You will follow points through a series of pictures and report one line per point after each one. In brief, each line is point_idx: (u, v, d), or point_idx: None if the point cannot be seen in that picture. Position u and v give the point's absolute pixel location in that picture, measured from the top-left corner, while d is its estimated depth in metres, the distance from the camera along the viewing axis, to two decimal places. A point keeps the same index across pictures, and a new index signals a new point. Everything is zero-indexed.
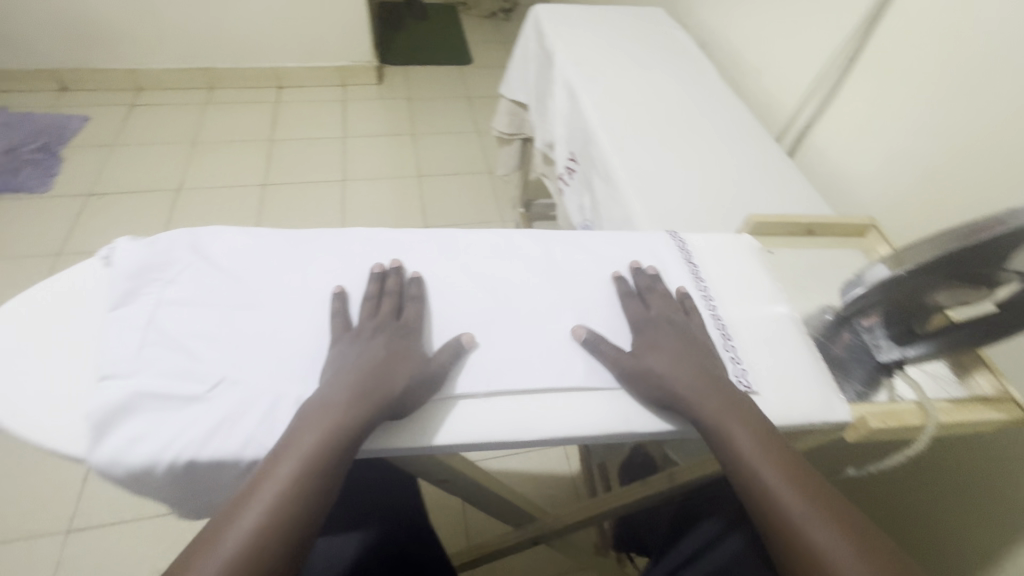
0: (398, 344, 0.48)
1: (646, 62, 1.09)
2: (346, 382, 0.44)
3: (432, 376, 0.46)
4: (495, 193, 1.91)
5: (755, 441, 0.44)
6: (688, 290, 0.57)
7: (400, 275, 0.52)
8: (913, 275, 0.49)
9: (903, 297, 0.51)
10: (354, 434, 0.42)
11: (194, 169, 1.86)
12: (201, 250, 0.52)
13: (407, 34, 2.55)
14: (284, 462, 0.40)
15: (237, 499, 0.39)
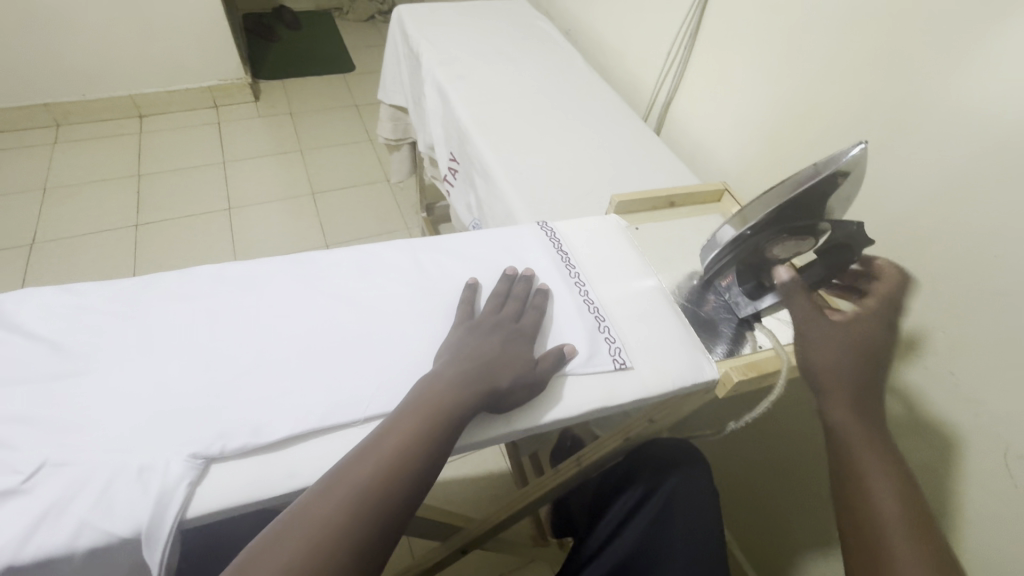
0: (512, 343, 0.49)
1: (513, 55, 1.09)
2: (455, 379, 0.44)
3: (535, 380, 0.48)
4: (396, 201, 1.86)
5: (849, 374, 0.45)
6: (559, 279, 0.58)
7: (527, 280, 0.55)
8: (754, 234, 0.52)
9: (749, 256, 0.54)
10: (469, 411, 0.43)
11: (50, 218, 1.65)
12: (6, 320, 0.45)
13: (280, 46, 2.42)
14: (383, 457, 0.38)
15: (328, 485, 0.37)
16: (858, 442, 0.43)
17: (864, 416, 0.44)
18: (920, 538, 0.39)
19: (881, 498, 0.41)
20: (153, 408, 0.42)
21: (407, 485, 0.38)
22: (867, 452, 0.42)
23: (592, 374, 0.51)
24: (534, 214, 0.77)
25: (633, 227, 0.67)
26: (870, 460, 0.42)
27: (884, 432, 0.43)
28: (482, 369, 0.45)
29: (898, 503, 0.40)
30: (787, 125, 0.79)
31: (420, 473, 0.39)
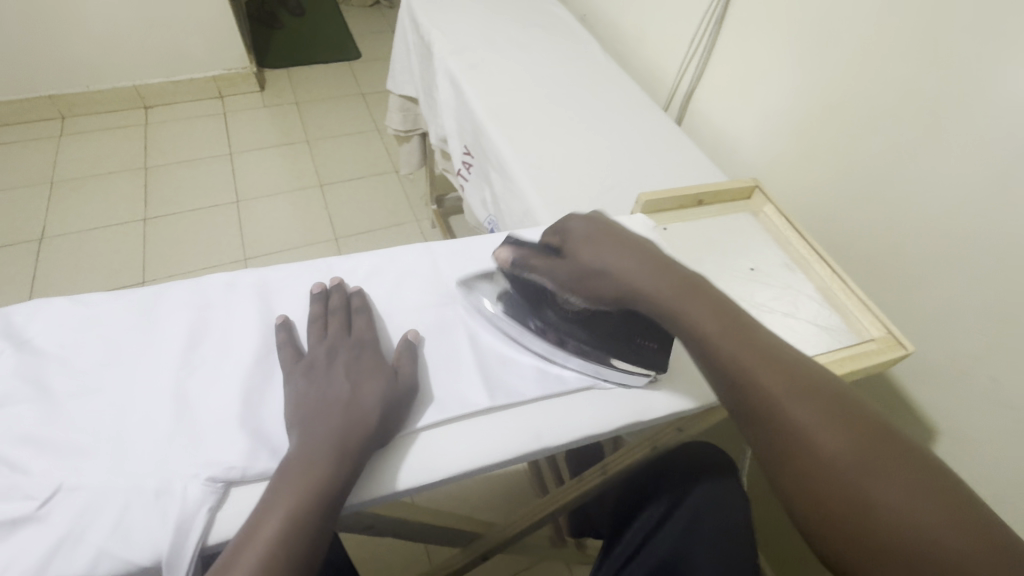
0: (358, 371, 0.45)
1: (528, 44, 1.05)
2: (322, 424, 0.41)
3: (405, 387, 0.45)
4: (405, 192, 1.83)
5: (693, 294, 0.44)
6: None
7: (341, 289, 0.50)
8: (531, 315, 0.50)
9: (559, 322, 0.50)
10: (362, 442, 0.41)
11: (57, 212, 1.64)
12: (15, 334, 0.43)
13: (285, 33, 2.37)
14: (295, 489, 0.37)
15: (247, 531, 0.36)
16: (748, 373, 0.40)
17: (735, 338, 0.41)
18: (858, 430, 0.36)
19: (805, 416, 0.37)
20: (168, 427, 0.41)
21: (321, 513, 0.37)
22: (760, 378, 0.39)
23: (622, 384, 0.49)
24: (554, 211, 0.74)
25: (660, 227, 0.65)
26: (769, 384, 0.39)
27: (759, 340, 0.41)
28: (342, 403, 0.42)
29: (821, 409, 0.37)
30: (817, 119, 0.76)
31: (331, 498, 0.38)
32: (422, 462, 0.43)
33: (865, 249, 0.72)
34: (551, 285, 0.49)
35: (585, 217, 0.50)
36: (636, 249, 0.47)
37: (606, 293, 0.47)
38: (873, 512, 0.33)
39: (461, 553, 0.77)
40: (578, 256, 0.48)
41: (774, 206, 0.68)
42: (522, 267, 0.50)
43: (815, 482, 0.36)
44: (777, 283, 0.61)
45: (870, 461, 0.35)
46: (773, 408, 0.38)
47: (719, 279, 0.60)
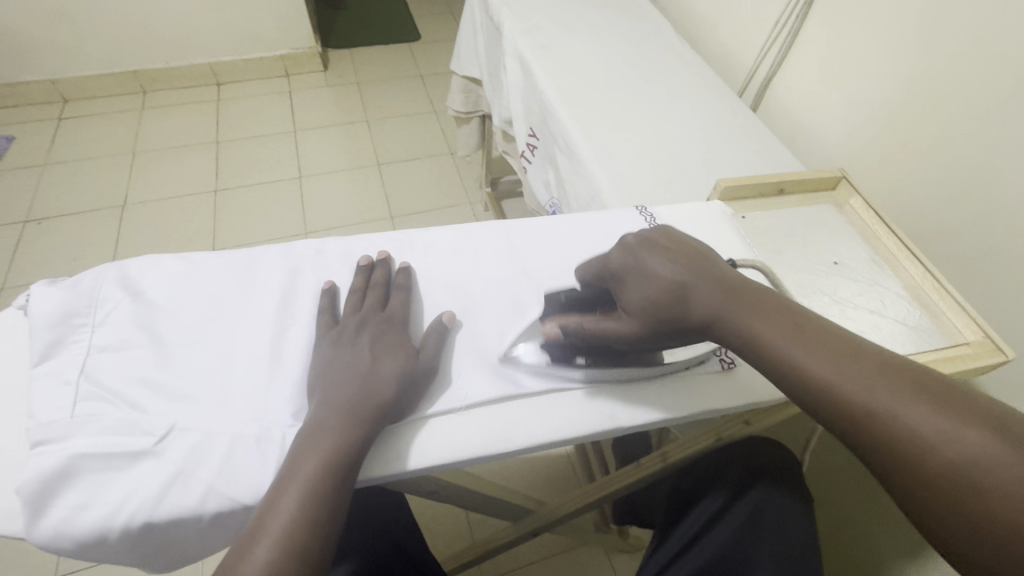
0: (381, 347, 0.45)
1: (600, 25, 1.04)
2: (338, 399, 0.41)
3: (426, 367, 0.45)
4: (460, 174, 1.85)
5: (745, 293, 0.41)
6: None
7: (387, 265, 0.51)
8: (580, 353, 0.46)
9: (617, 352, 0.47)
10: (357, 448, 0.39)
11: (138, 180, 1.75)
12: (131, 286, 0.47)
13: (349, 15, 2.42)
14: (313, 459, 0.38)
15: (267, 501, 0.36)
16: (830, 382, 0.36)
17: (801, 338, 0.38)
18: (968, 422, 0.32)
19: (897, 417, 0.33)
20: (265, 380, 0.44)
21: (326, 502, 0.37)
22: (845, 386, 0.35)
23: (694, 370, 0.49)
24: (622, 195, 0.74)
25: (738, 215, 0.63)
26: (850, 387, 0.35)
27: (831, 337, 0.38)
28: (385, 380, 0.43)
29: (915, 404, 0.33)
30: (912, 109, 0.71)
31: (343, 472, 0.38)
32: (439, 442, 0.43)
33: (958, 249, 0.67)
34: (617, 340, 0.45)
35: (625, 245, 0.47)
36: (682, 257, 0.44)
37: (675, 324, 0.43)
38: (1001, 522, 0.29)
39: (511, 527, 0.79)
40: (641, 298, 0.43)
41: (863, 198, 0.64)
42: (580, 334, 0.46)
43: (922, 494, 0.32)
44: (863, 278, 0.58)
45: (991, 459, 0.30)
46: (865, 416, 0.34)
47: (800, 271, 0.58)
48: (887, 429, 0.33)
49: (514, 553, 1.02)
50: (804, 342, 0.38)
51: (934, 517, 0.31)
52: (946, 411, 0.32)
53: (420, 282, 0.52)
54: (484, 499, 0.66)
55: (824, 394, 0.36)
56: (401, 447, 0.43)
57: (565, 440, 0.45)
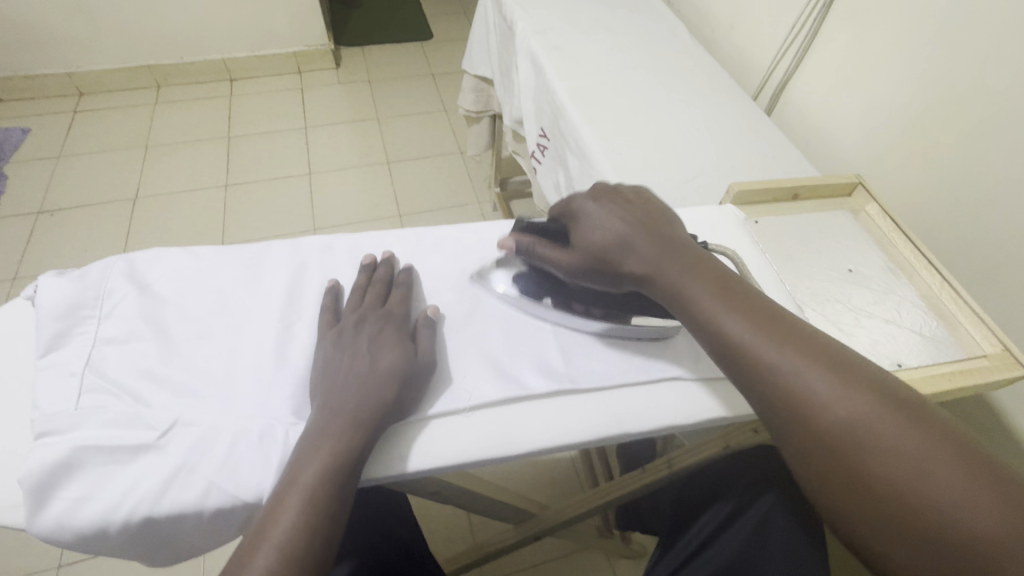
0: (379, 342, 0.44)
1: (613, 26, 1.03)
2: (340, 402, 0.40)
3: (422, 365, 0.44)
4: (469, 174, 1.85)
5: (689, 262, 0.43)
6: None
7: (389, 264, 0.51)
8: (547, 293, 0.49)
9: (580, 297, 0.48)
10: (356, 453, 0.39)
11: (150, 174, 1.77)
12: (138, 278, 0.47)
13: (362, 13, 2.43)
14: (315, 460, 0.38)
15: (270, 508, 0.36)
16: (749, 344, 0.38)
17: (729, 303, 0.40)
18: (866, 391, 0.35)
19: (813, 385, 0.36)
20: (269, 376, 0.43)
21: (327, 510, 0.37)
22: (761, 347, 0.38)
23: (709, 377, 0.48)
24: None
25: (751, 219, 0.62)
26: (775, 356, 0.37)
27: (756, 304, 0.40)
28: (383, 378, 0.42)
29: (828, 373, 0.36)
30: (931, 116, 0.70)
31: (347, 475, 0.38)
32: (443, 443, 0.43)
33: (977, 260, 0.66)
34: (561, 273, 0.47)
35: (588, 192, 0.48)
36: (635, 216, 0.45)
37: (616, 273, 0.45)
38: (875, 472, 0.33)
39: (513, 531, 0.79)
40: (587, 237, 0.45)
41: (879, 205, 0.63)
42: (530, 254, 0.47)
43: (825, 457, 0.35)
44: (878, 287, 0.57)
45: (881, 425, 0.34)
46: (776, 376, 0.37)
47: (813, 277, 0.57)
48: (803, 396, 0.36)
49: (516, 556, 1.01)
50: (731, 307, 0.40)
51: (826, 470, 0.35)
52: (851, 381, 0.35)
53: (424, 279, 0.52)
54: (487, 501, 0.65)
55: (741, 353, 0.38)
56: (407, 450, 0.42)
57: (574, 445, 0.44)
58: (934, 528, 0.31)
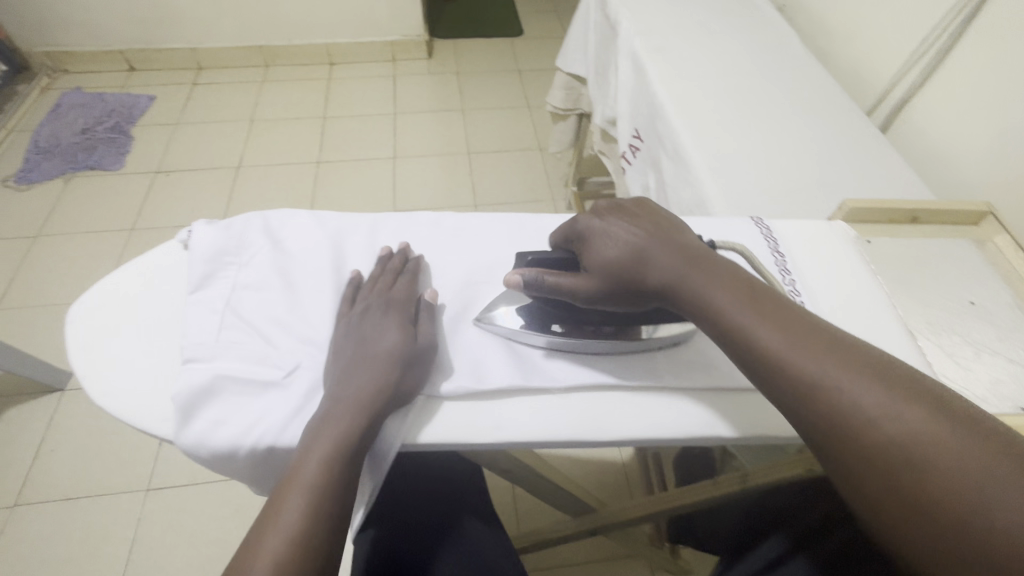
0: (387, 331, 0.45)
1: (721, 31, 1.01)
2: (348, 387, 0.42)
3: (424, 350, 0.45)
4: (546, 170, 1.87)
5: (705, 265, 0.41)
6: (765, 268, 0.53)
7: (404, 254, 0.51)
8: (557, 320, 0.47)
9: (586, 321, 0.46)
10: (360, 441, 0.40)
11: (252, 145, 1.91)
12: (272, 234, 0.52)
13: (457, 7, 2.50)
14: (318, 447, 0.39)
15: (280, 489, 0.39)
16: (776, 353, 0.36)
17: (755, 308, 0.38)
18: (910, 396, 0.32)
19: (849, 391, 0.33)
20: None
21: (330, 499, 0.38)
22: (790, 357, 0.35)
23: None
24: (730, 204, 0.71)
25: (863, 238, 0.59)
26: (803, 363, 0.35)
27: (786, 311, 0.38)
28: (381, 362, 0.43)
29: (870, 383, 0.33)
30: None
31: (350, 468, 0.39)
32: (536, 421, 0.44)
33: None
34: (580, 300, 0.44)
35: (592, 211, 0.47)
36: (647, 227, 0.44)
37: (634, 287, 0.43)
38: (935, 490, 0.30)
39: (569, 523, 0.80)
40: (598, 257, 0.43)
41: (1011, 237, 0.58)
42: (540, 288, 0.44)
43: (869, 475, 0.32)
44: (1001, 323, 0.53)
45: (928, 434, 0.31)
46: (808, 388, 0.34)
47: (928, 305, 0.54)
48: (841, 409, 0.33)
49: (560, 551, 1.02)
50: (757, 313, 0.38)
51: (873, 486, 0.32)
52: (894, 387, 0.33)
53: None
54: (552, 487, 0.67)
55: (768, 363, 0.36)
56: (504, 419, 0.44)
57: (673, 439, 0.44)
58: (993, 545, 0.27)
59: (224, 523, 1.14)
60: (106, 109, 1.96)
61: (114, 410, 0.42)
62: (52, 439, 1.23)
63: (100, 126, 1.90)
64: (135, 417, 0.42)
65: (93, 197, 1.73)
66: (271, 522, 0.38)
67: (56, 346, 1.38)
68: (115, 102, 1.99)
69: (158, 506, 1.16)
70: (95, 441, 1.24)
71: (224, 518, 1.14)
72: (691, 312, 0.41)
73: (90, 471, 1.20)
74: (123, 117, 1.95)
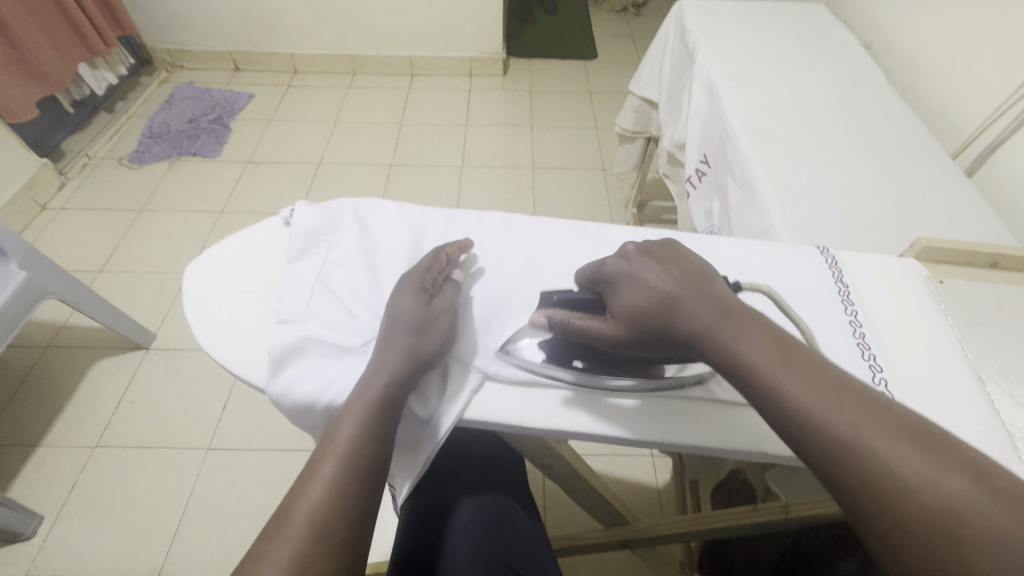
0: (401, 302, 0.48)
1: (801, 64, 1.01)
2: (375, 361, 0.45)
3: (432, 321, 0.47)
4: (608, 190, 1.89)
5: (727, 308, 0.41)
6: (826, 298, 0.54)
7: (457, 248, 0.53)
8: (578, 356, 0.48)
9: (606, 358, 0.48)
10: (389, 405, 0.43)
11: (333, 144, 2.05)
12: (361, 218, 0.57)
13: (535, 28, 2.60)
14: (351, 415, 0.42)
15: (317, 450, 0.41)
16: (810, 408, 0.35)
17: (785, 360, 0.37)
18: (945, 462, 0.31)
19: (885, 455, 0.32)
20: None
21: (363, 455, 0.41)
22: (824, 413, 0.34)
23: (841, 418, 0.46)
24: (797, 233, 0.71)
25: (936, 278, 0.58)
26: (835, 422, 0.34)
27: (816, 365, 0.37)
28: (400, 328, 0.46)
29: (904, 446, 0.32)
30: None
31: (378, 429, 0.42)
32: (580, 416, 0.46)
33: None
34: (599, 340, 0.46)
35: (622, 253, 0.48)
36: (675, 270, 0.44)
37: (650, 320, 0.43)
38: (975, 562, 0.28)
39: (600, 533, 0.81)
40: (626, 301, 0.44)
41: None
42: (564, 330, 0.47)
43: (902, 545, 0.30)
44: None
45: (968, 504, 0.29)
46: (844, 449, 0.33)
47: (1001, 353, 0.52)
48: (874, 469, 0.32)
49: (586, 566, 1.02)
50: (788, 366, 0.37)
51: (914, 556, 0.30)
52: (929, 452, 0.32)
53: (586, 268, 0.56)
54: (589, 492, 0.69)
55: (801, 417, 0.35)
56: (554, 408, 0.47)
57: (721, 450, 0.46)
58: None
59: (271, 491, 1.22)
60: (211, 103, 2.17)
61: (218, 356, 0.49)
62: (133, 392, 1.37)
63: (205, 117, 2.11)
64: (234, 365, 0.48)
65: (192, 180, 1.91)
66: (310, 476, 0.40)
67: (146, 309, 1.53)
68: (220, 97, 2.20)
69: (216, 465, 1.25)
70: (169, 398, 1.36)
71: (271, 485, 1.22)
72: (717, 360, 0.40)
73: (161, 424, 1.31)
74: (225, 110, 2.16)
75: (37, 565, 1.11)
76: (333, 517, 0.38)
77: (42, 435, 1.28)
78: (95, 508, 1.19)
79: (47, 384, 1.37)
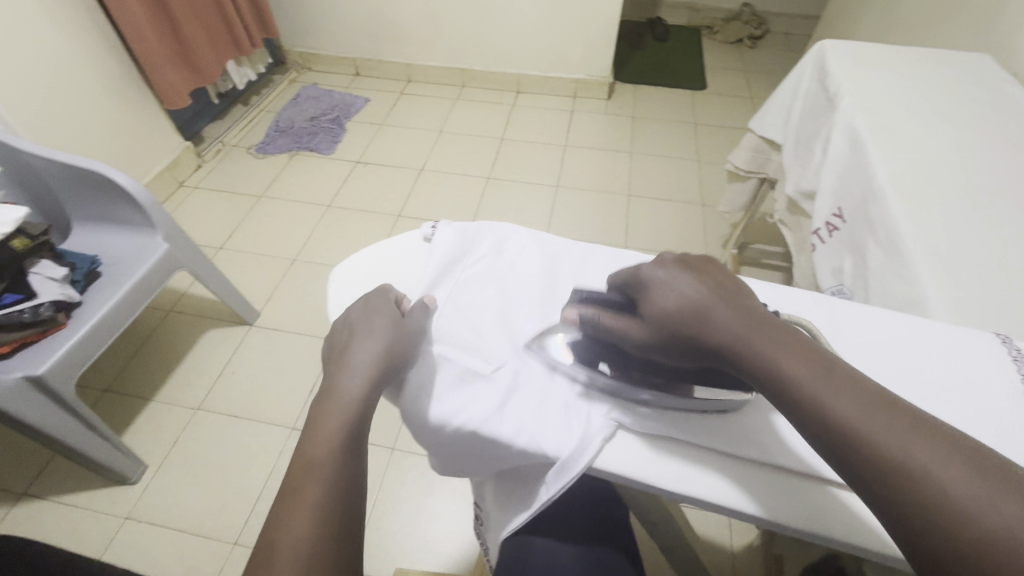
0: (367, 322, 0.49)
1: (961, 120, 0.91)
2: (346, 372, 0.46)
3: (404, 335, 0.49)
4: (705, 226, 1.82)
5: (768, 330, 0.39)
6: (1009, 396, 0.47)
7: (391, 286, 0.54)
8: (604, 359, 0.46)
9: (633, 361, 0.45)
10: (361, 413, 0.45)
11: (435, 153, 2.13)
12: (498, 243, 0.58)
13: (644, 54, 2.58)
14: (325, 425, 0.44)
15: (291, 478, 0.41)
16: (861, 433, 0.33)
17: (831, 381, 0.35)
18: (1012, 492, 0.29)
19: (946, 481, 0.30)
20: None
21: (340, 470, 0.42)
22: (876, 436, 0.32)
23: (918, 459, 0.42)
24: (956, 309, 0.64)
25: None
26: (888, 446, 0.32)
27: (864, 387, 0.35)
28: (370, 340, 0.48)
29: (964, 472, 0.30)
30: None
31: (354, 442, 0.44)
32: (713, 484, 0.43)
33: None
34: (627, 340, 0.43)
35: (656, 261, 0.44)
36: (711, 283, 0.41)
37: (687, 333, 0.40)
38: None
39: None
40: (657, 304, 0.41)
41: None
42: (596, 327, 0.45)
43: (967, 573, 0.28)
44: None
45: None
46: (898, 475, 0.31)
47: None
48: (933, 496, 0.30)
49: None
50: (834, 388, 0.35)
51: None
52: (988, 478, 0.30)
53: None
54: (684, 553, 0.65)
55: (853, 442, 0.33)
56: (689, 471, 0.44)
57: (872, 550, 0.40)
58: None
59: None
60: (332, 104, 2.34)
61: None
62: (235, 363, 1.48)
63: (325, 117, 2.27)
64: None
65: (306, 173, 2.06)
66: (292, 500, 0.40)
67: (254, 288, 1.66)
68: (340, 99, 2.37)
69: None
70: (265, 374, 1.46)
71: None
72: (759, 380, 0.38)
73: (255, 398, 1.41)
74: (343, 112, 2.31)
75: (137, 510, 1.22)
76: (320, 534, 0.39)
77: (155, 391, 1.42)
78: (191, 466, 1.29)
79: (165, 345, 1.51)
